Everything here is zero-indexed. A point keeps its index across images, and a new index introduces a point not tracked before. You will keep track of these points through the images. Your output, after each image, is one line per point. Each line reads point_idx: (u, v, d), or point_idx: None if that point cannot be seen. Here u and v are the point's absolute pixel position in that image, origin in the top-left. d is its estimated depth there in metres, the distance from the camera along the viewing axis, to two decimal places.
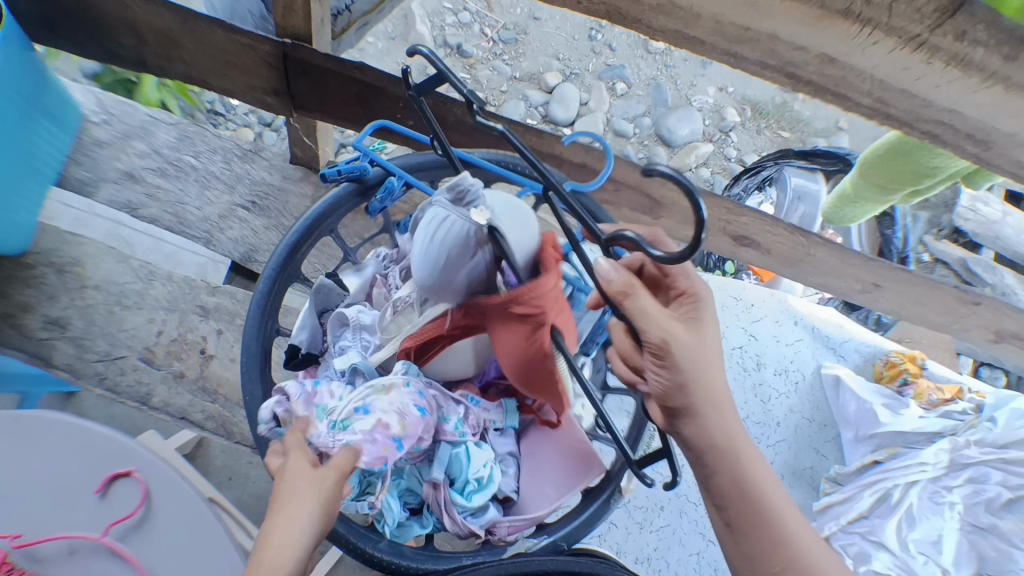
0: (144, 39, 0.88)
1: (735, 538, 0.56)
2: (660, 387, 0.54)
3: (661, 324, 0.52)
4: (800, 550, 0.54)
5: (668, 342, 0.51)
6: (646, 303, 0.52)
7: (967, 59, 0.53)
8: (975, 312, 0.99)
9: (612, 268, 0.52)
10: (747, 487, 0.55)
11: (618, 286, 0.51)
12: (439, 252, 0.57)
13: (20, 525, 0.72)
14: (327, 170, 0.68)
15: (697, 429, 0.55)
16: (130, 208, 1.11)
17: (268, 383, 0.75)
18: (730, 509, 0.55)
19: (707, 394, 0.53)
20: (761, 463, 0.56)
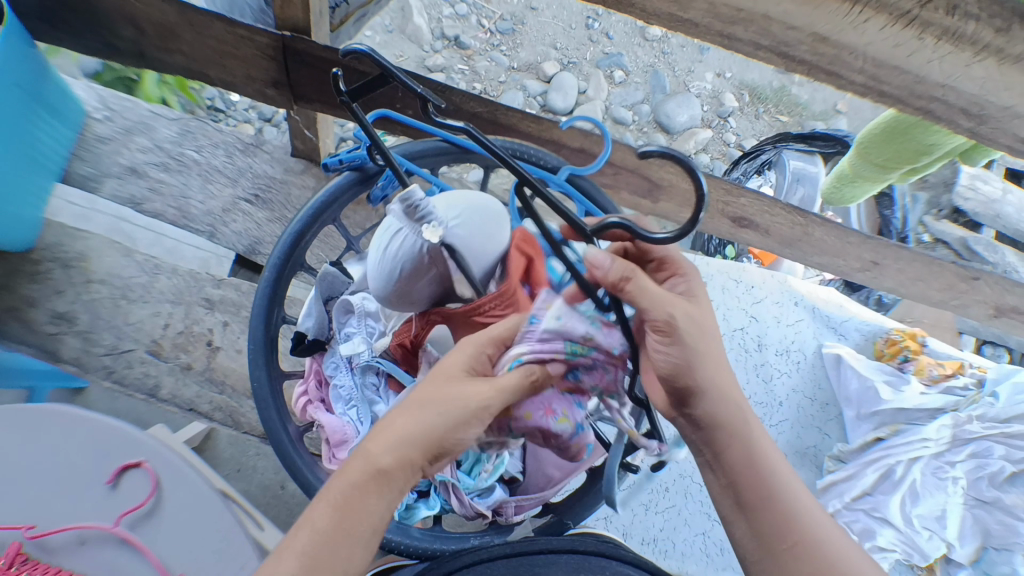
0: (144, 32, 0.89)
1: (743, 518, 0.52)
2: (662, 369, 0.50)
3: (666, 304, 0.48)
4: (811, 525, 0.51)
5: (676, 319, 0.48)
6: (648, 285, 0.48)
7: (959, 33, 0.54)
8: (974, 287, 0.99)
9: (605, 255, 0.48)
10: (754, 462, 0.52)
11: (616, 274, 0.47)
12: (393, 264, 0.61)
13: (34, 515, 0.73)
14: (328, 161, 0.70)
15: (708, 404, 0.51)
16: (134, 202, 1.11)
17: (273, 369, 0.76)
18: (741, 489, 0.51)
19: (710, 362, 0.50)
20: (766, 440, 0.53)
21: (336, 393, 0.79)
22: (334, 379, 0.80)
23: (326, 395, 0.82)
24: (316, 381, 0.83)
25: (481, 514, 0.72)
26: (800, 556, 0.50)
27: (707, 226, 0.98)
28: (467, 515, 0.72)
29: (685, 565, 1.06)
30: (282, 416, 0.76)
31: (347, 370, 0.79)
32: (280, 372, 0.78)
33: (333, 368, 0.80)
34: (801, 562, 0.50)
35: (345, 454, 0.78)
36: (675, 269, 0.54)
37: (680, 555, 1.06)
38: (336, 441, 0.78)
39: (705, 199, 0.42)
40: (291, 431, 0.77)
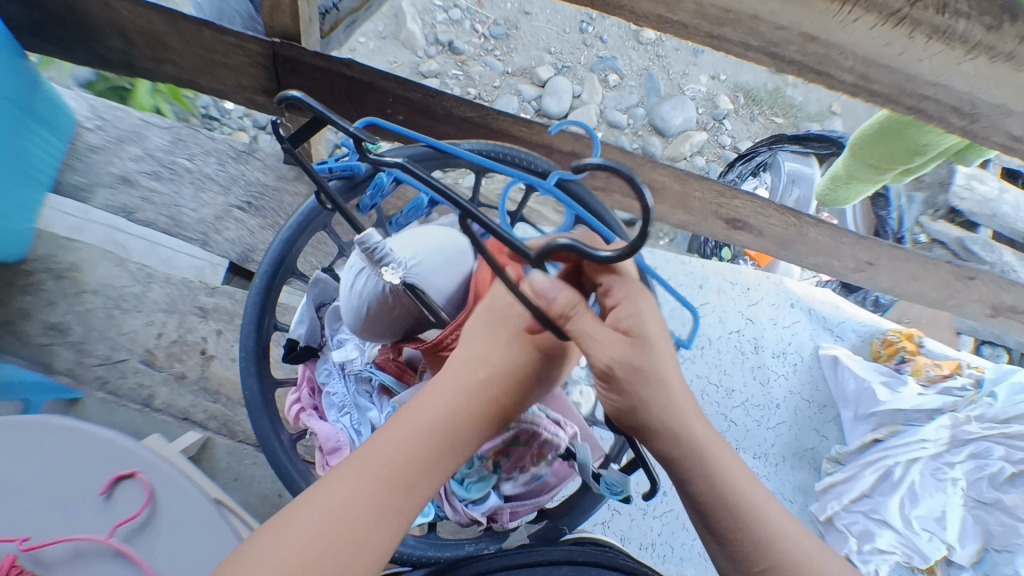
0: (133, 42, 0.89)
1: (717, 546, 0.48)
2: (613, 405, 0.48)
3: (610, 345, 0.45)
4: (788, 551, 0.46)
5: (613, 366, 0.45)
6: (592, 325, 0.46)
7: (950, 31, 0.53)
8: (970, 287, 0.99)
9: (551, 286, 0.46)
10: (719, 490, 0.47)
11: (562, 306, 0.46)
12: (360, 302, 0.65)
13: (29, 527, 0.73)
14: (318, 167, 0.68)
15: (664, 439, 0.47)
16: (126, 212, 1.12)
17: (264, 378, 0.76)
18: (709, 518, 0.47)
19: (661, 389, 0.46)
20: (733, 461, 0.49)
21: (329, 400, 0.79)
22: (326, 387, 0.80)
23: (319, 402, 0.82)
24: (309, 388, 0.82)
25: (475, 521, 0.71)
26: None
27: (701, 228, 0.97)
28: (461, 522, 0.72)
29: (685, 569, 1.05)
30: (274, 423, 0.75)
31: (340, 377, 0.80)
32: (273, 380, 0.78)
33: (325, 375, 0.80)
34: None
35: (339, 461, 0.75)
36: (618, 299, 0.48)
37: (679, 560, 1.06)
38: (329, 448, 0.75)
39: (649, 217, 0.37)
40: (285, 440, 0.76)
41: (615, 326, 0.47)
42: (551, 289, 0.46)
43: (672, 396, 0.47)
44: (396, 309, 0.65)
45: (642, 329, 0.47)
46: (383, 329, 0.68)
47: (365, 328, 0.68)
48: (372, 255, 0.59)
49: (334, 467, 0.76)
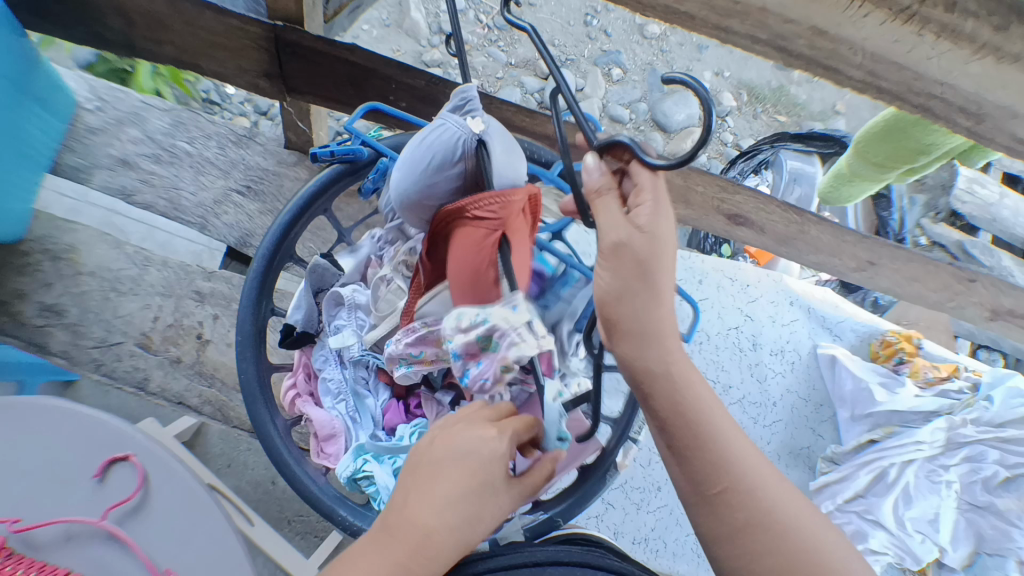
0: (133, 22, 0.88)
1: (676, 463, 0.49)
2: (598, 290, 0.49)
3: (616, 228, 0.46)
4: (746, 473, 0.47)
5: (620, 245, 0.46)
6: (613, 212, 0.47)
7: (959, 30, 0.53)
8: (970, 289, 0.98)
9: (597, 166, 0.47)
10: (681, 407, 0.48)
11: (594, 185, 0.47)
12: (425, 154, 0.63)
13: (19, 508, 0.73)
14: (317, 150, 0.70)
15: (632, 346, 0.48)
16: (125, 194, 1.10)
17: (261, 362, 0.75)
18: (669, 432, 0.48)
19: (642, 301, 0.47)
20: (699, 380, 0.49)
21: (325, 386, 0.79)
22: (322, 372, 0.79)
23: (315, 388, 0.81)
24: (305, 374, 0.82)
25: None
26: (728, 503, 0.47)
27: (702, 223, 0.97)
28: None
29: (677, 565, 1.06)
30: (269, 408, 0.75)
31: (336, 363, 0.79)
32: (269, 365, 0.77)
33: (321, 361, 0.80)
34: (732, 509, 0.47)
35: (334, 448, 0.76)
36: (642, 198, 0.47)
37: (671, 555, 1.06)
38: (325, 435, 0.76)
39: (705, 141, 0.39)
40: (280, 426, 0.75)
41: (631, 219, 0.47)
42: (595, 166, 0.47)
43: (649, 307, 0.48)
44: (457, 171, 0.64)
45: (656, 231, 0.47)
46: (433, 197, 0.66)
47: (416, 191, 0.66)
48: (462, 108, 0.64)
49: (329, 454, 0.77)
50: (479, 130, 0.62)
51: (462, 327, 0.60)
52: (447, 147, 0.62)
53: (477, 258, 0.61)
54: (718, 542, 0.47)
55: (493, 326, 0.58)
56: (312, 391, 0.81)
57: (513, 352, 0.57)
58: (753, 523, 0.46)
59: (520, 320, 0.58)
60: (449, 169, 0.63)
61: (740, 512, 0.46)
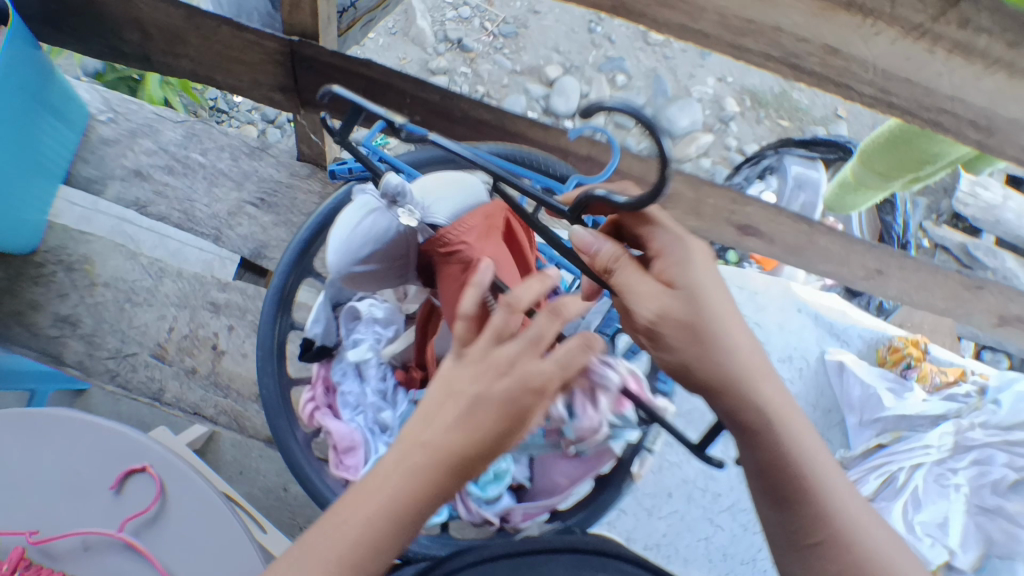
0: (149, 36, 0.89)
1: (774, 510, 0.54)
2: (670, 360, 0.54)
3: (654, 298, 0.52)
4: (847, 523, 0.52)
5: (660, 318, 0.52)
6: (632, 278, 0.53)
7: (971, 47, 0.55)
8: (978, 296, 1.00)
9: (595, 239, 0.54)
10: (785, 457, 0.52)
11: (606, 257, 0.53)
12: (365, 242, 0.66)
13: (39, 521, 0.77)
14: (335, 167, 0.72)
15: (736, 398, 0.53)
16: (139, 205, 1.10)
17: (282, 377, 0.76)
18: (774, 481, 0.53)
19: (725, 354, 0.52)
20: (805, 432, 0.54)
21: (343, 399, 0.80)
22: (341, 385, 0.80)
23: (334, 401, 0.81)
24: (323, 388, 0.81)
25: (487, 521, 0.74)
26: (824, 553, 0.52)
27: (712, 234, 0.98)
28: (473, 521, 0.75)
29: (689, 570, 1.07)
30: (291, 422, 0.76)
31: (355, 376, 0.81)
32: (289, 380, 0.79)
33: (340, 374, 0.81)
34: (825, 560, 0.52)
35: (353, 460, 0.76)
36: (660, 246, 0.55)
37: (683, 560, 1.07)
38: (344, 447, 0.76)
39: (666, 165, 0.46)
40: (301, 437, 0.77)
41: (661, 277, 0.54)
42: (597, 244, 0.54)
43: (729, 352, 0.52)
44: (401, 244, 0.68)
45: (689, 279, 0.52)
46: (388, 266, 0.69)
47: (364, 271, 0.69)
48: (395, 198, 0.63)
49: (347, 466, 0.76)
50: (414, 221, 0.63)
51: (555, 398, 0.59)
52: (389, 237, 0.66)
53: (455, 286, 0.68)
54: None
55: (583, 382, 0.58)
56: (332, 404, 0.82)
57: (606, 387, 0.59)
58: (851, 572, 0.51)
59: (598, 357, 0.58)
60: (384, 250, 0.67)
61: (837, 562, 0.51)
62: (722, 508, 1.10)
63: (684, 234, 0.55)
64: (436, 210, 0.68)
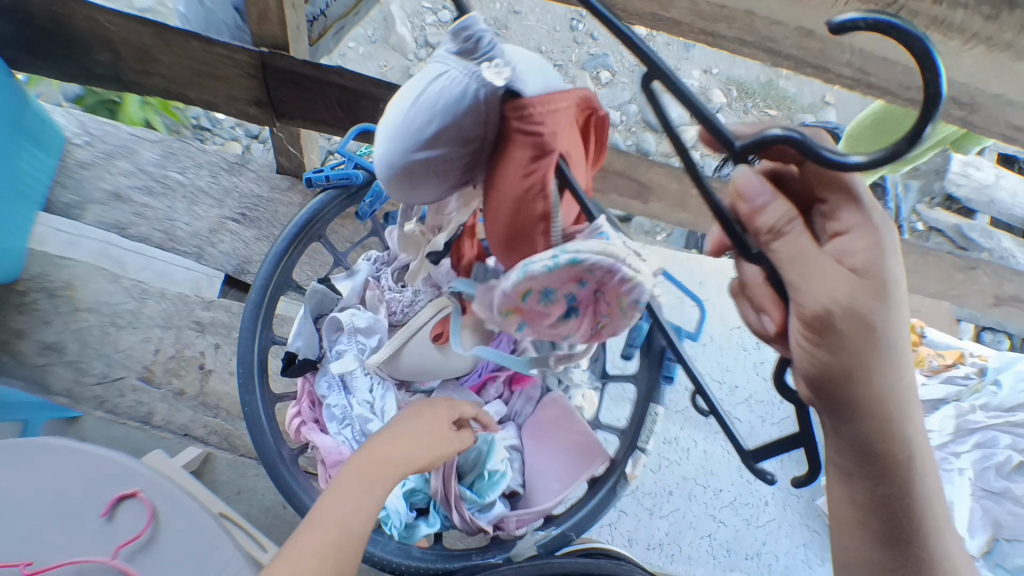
0: (120, 55, 0.88)
1: (880, 540, 0.51)
2: (822, 371, 0.44)
3: (842, 283, 0.41)
4: (951, 567, 0.51)
5: (845, 318, 0.41)
6: (811, 252, 0.41)
7: (949, 23, 0.53)
8: (971, 277, 0.99)
9: (763, 189, 0.41)
10: (911, 497, 0.49)
11: (775, 217, 0.40)
12: (431, 115, 0.44)
13: (29, 552, 0.76)
14: (312, 175, 0.73)
15: (878, 427, 0.47)
16: (119, 227, 1.10)
17: (265, 393, 0.76)
18: (890, 520, 0.50)
19: (890, 377, 0.45)
20: (931, 472, 0.50)
21: (329, 412, 0.78)
22: (327, 399, 0.79)
23: (320, 415, 0.80)
24: (309, 402, 0.81)
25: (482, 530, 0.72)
26: None
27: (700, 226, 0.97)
28: (467, 531, 0.72)
29: (693, 568, 1.05)
30: (276, 439, 0.75)
31: (341, 389, 0.79)
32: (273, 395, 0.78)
33: (326, 387, 0.79)
34: None
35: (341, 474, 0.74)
36: (847, 224, 0.43)
37: (686, 559, 1.05)
38: (331, 461, 0.74)
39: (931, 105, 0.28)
40: (286, 453, 0.75)
41: (841, 259, 0.43)
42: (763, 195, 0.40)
43: (895, 385, 0.46)
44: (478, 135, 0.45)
45: (876, 272, 0.42)
46: (439, 165, 0.47)
47: (417, 162, 0.46)
48: (468, 52, 0.43)
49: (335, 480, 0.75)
50: (503, 84, 0.42)
51: (542, 278, 0.42)
52: (467, 113, 0.43)
53: (519, 183, 0.46)
54: None
55: (591, 266, 0.41)
56: (316, 419, 0.80)
57: (622, 287, 0.42)
58: None
59: (624, 248, 0.42)
60: (446, 139, 0.45)
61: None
62: (722, 503, 1.09)
63: (877, 211, 0.43)
64: (529, 79, 0.45)
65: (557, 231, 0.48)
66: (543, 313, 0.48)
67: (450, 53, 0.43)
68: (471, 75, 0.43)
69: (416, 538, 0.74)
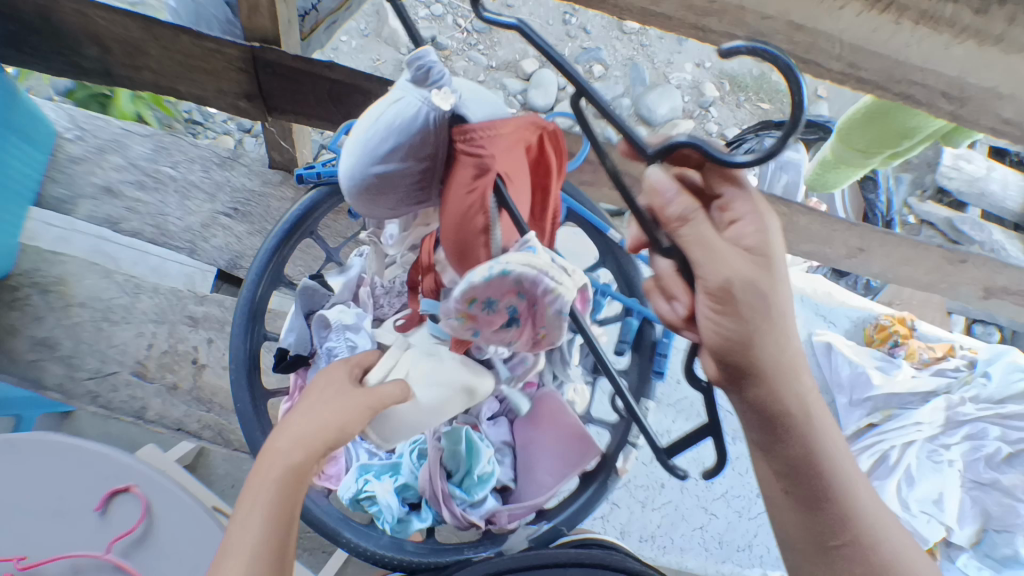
0: (109, 50, 0.87)
1: (801, 512, 0.52)
2: (716, 342, 0.46)
3: (733, 262, 0.44)
4: (868, 519, 0.52)
5: (736, 286, 0.43)
6: (710, 235, 0.43)
7: (938, 15, 0.53)
8: (962, 269, 0.98)
9: (670, 186, 0.43)
10: (814, 455, 0.50)
11: (677, 209, 0.43)
12: (387, 139, 0.48)
13: (23, 546, 0.77)
14: (304, 171, 0.72)
15: (771, 392, 0.48)
16: (110, 223, 1.10)
17: (256, 391, 0.76)
18: (798, 481, 0.51)
19: (781, 341, 0.47)
20: (833, 430, 0.51)
21: None
22: None
23: None
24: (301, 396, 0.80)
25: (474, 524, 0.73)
26: (847, 555, 0.51)
27: None
28: (460, 525, 0.73)
29: (686, 559, 1.06)
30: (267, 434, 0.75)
31: None
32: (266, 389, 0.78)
33: None
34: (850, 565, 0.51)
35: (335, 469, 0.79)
36: (740, 212, 0.46)
37: (679, 550, 1.06)
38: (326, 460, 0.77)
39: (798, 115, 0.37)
40: None
41: (736, 241, 0.46)
42: (669, 188, 0.43)
43: (784, 348, 0.47)
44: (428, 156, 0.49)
45: (765, 249, 0.46)
46: (397, 185, 0.50)
47: (375, 183, 0.50)
48: (422, 79, 0.47)
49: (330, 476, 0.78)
50: (449, 106, 0.46)
51: (482, 288, 0.48)
52: (416, 133, 0.47)
53: (464, 202, 0.48)
54: None
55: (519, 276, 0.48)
56: None
57: (544, 298, 0.49)
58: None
59: (544, 261, 0.49)
60: (402, 159, 0.48)
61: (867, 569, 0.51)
62: (715, 494, 1.10)
63: (763, 198, 0.46)
64: (476, 111, 0.49)
65: (496, 243, 0.51)
66: (489, 321, 0.53)
67: (408, 81, 0.48)
68: (423, 99, 0.47)
69: (409, 532, 0.75)
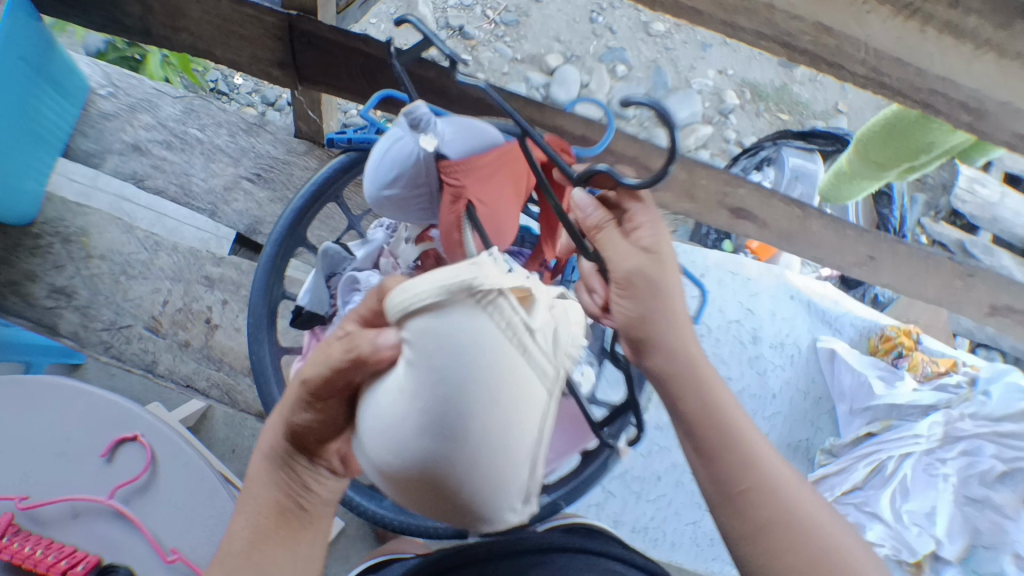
0: (151, 9, 0.89)
1: (704, 464, 0.55)
2: (622, 318, 0.55)
3: (630, 256, 0.53)
4: (765, 473, 0.53)
5: (632, 274, 0.52)
6: (615, 239, 0.54)
7: (960, 28, 0.54)
8: (970, 285, 1.00)
9: (589, 203, 0.56)
10: (708, 408, 0.55)
11: (593, 222, 0.55)
12: (387, 167, 0.62)
13: (29, 486, 0.78)
14: (335, 137, 0.75)
15: (663, 358, 0.55)
16: (136, 178, 1.11)
17: (272, 345, 0.80)
18: (697, 435, 0.55)
19: (668, 318, 0.54)
20: (725, 393, 0.56)
21: None
22: None
23: None
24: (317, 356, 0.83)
25: None
26: (752, 500, 0.53)
27: (706, 218, 0.99)
28: None
29: (674, 554, 1.08)
30: (279, 389, 0.80)
31: None
32: (280, 346, 0.82)
33: None
34: (753, 506, 0.52)
35: None
36: (641, 221, 0.55)
37: (670, 544, 1.08)
38: None
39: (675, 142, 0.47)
40: None
41: (637, 243, 0.54)
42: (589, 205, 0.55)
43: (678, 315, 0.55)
44: (424, 183, 0.62)
45: (659, 249, 0.54)
46: (403, 201, 0.65)
47: (388, 201, 0.65)
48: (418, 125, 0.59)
49: None
50: (432, 148, 0.58)
51: None
52: (409, 165, 0.61)
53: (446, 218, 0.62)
54: (743, 540, 0.53)
55: None
56: None
57: None
58: (774, 520, 0.52)
59: None
60: (402, 184, 0.62)
61: (763, 510, 0.52)
62: None
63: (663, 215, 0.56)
64: (460, 145, 0.61)
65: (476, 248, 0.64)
66: None
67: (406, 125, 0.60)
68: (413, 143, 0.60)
69: None
